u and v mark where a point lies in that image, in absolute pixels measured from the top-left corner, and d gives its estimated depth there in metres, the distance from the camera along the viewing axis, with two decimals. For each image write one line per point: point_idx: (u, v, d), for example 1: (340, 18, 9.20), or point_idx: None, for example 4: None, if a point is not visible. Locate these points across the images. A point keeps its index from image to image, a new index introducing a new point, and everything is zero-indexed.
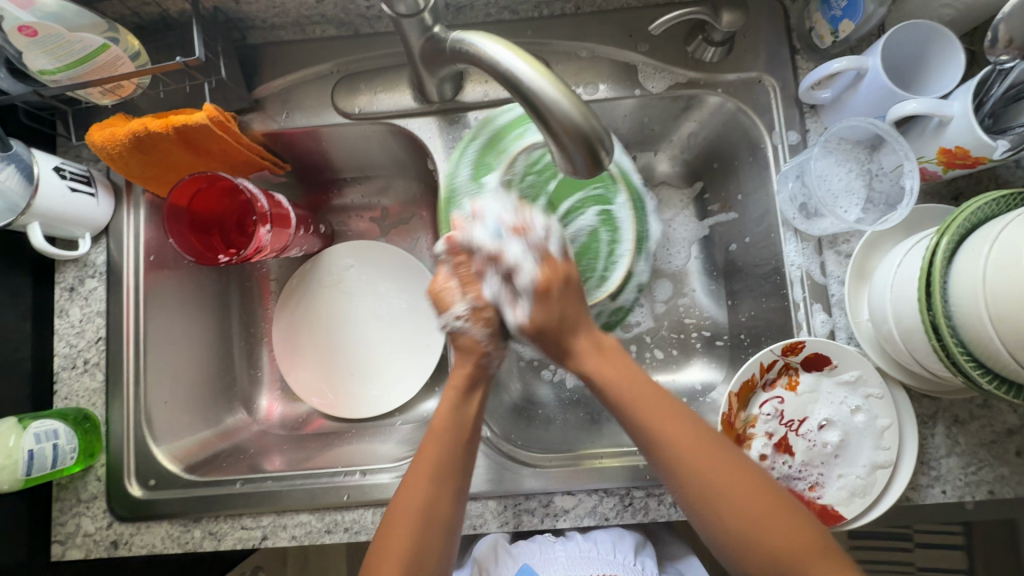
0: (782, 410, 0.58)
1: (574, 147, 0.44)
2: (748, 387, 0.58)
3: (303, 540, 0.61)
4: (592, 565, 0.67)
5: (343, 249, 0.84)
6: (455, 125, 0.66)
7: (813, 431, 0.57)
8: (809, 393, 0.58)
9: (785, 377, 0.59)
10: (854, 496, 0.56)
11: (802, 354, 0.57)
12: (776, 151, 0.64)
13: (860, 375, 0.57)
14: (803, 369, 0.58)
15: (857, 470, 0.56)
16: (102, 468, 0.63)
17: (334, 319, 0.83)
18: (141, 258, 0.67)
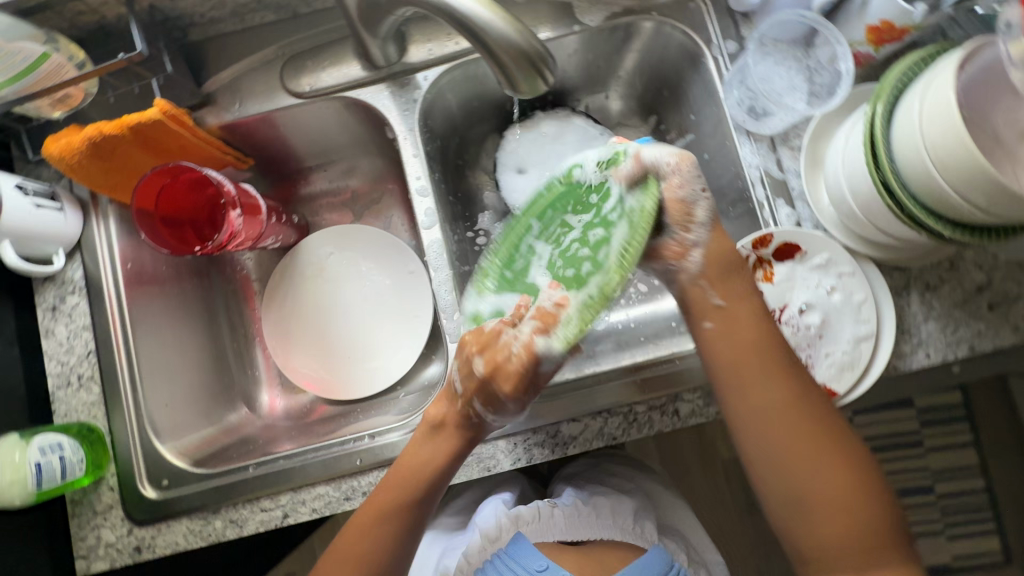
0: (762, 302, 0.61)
1: (515, 66, 0.47)
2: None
3: (324, 511, 0.62)
4: (588, 529, 0.71)
5: (323, 236, 0.85)
6: (406, 87, 0.67)
7: (795, 317, 0.60)
8: (786, 281, 0.61)
9: (760, 270, 0.61)
10: (843, 371, 0.58)
11: (770, 245, 0.60)
12: (717, 62, 0.66)
13: (830, 257, 0.60)
14: (776, 261, 0.61)
15: (844, 346, 0.58)
16: (113, 478, 0.63)
17: (323, 307, 0.83)
18: (119, 268, 0.67)
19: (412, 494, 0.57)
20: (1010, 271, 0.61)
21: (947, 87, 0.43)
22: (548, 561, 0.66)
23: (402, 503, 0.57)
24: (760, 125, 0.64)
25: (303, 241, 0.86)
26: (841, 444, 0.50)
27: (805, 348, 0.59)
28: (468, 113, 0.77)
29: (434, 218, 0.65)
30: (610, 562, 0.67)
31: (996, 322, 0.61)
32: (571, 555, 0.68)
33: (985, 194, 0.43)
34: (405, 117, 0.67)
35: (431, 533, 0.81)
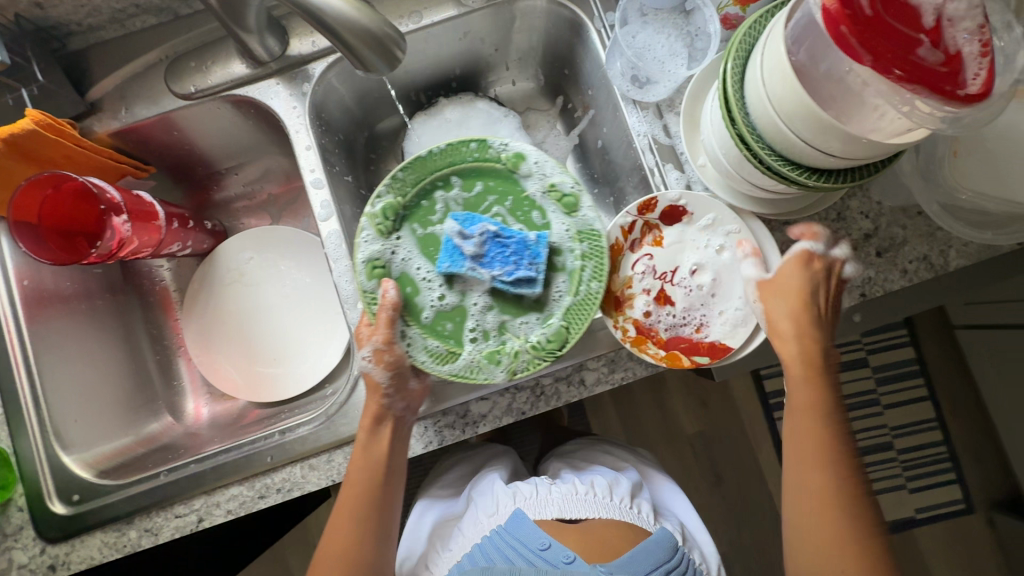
0: (654, 266, 0.62)
1: (366, 49, 0.47)
2: (615, 253, 0.62)
3: (238, 511, 0.62)
4: (590, 507, 0.70)
5: (240, 240, 0.84)
6: (294, 80, 0.68)
7: (686, 278, 0.61)
8: (676, 243, 0.62)
9: (651, 235, 0.62)
10: (736, 327, 0.60)
11: (656, 210, 0.61)
12: (599, 34, 0.67)
13: (715, 217, 0.61)
14: (664, 224, 0.62)
15: (735, 301, 0.60)
16: (22, 497, 0.63)
17: (243, 312, 0.83)
18: (14, 285, 0.66)
19: (378, 492, 0.59)
20: (895, 217, 0.62)
21: (780, 37, 0.44)
22: (551, 540, 0.65)
23: (369, 502, 0.59)
24: (644, 94, 0.65)
25: (220, 247, 0.84)
26: (846, 521, 0.53)
27: (699, 308, 0.61)
28: (370, 105, 0.77)
29: (331, 209, 0.65)
30: (613, 541, 0.66)
31: (885, 267, 0.62)
32: (570, 534, 0.67)
33: (825, 136, 0.43)
34: (294, 111, 0.67)
35: (431, 498, 0.81)
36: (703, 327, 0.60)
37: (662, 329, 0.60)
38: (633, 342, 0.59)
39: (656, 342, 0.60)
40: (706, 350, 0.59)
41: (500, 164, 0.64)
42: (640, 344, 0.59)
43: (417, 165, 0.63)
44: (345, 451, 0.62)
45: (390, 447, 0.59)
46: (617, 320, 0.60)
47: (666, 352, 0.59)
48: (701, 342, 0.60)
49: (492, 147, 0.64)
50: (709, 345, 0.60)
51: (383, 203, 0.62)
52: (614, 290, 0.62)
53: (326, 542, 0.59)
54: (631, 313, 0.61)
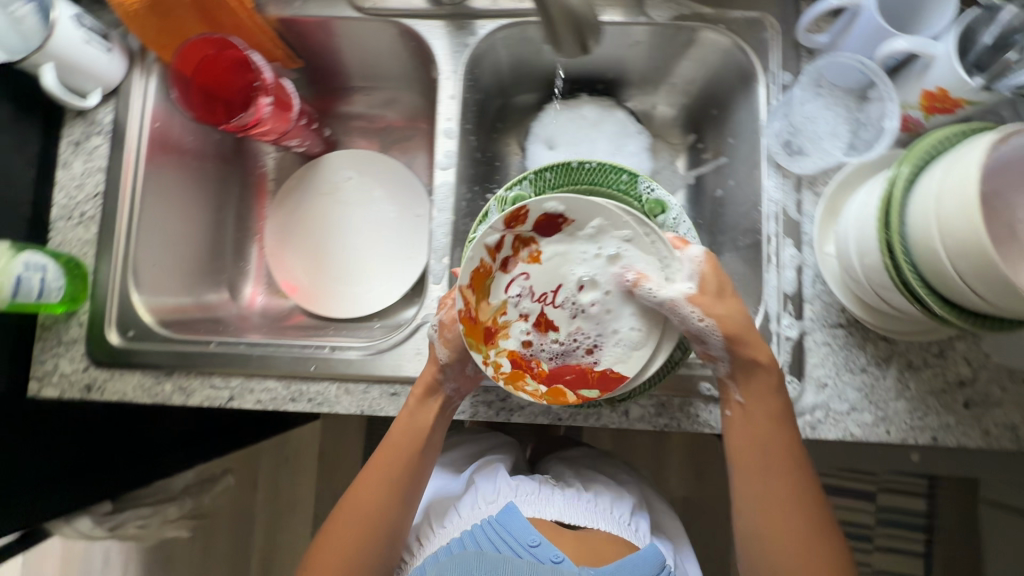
0: (530, 287, 0.55)
1: (565, 31, 0.47)
2: (482, 276, 0.54)
3: (267, 405, 0.64)
4: (589, 516, 0.73)
5: (340, 156, 0.87)
6: (462, 30, 0.69)
7: (571, 296, 0.54)
8: (555, 258, 0.55)
9: (528, 249, 0.55)
10: (629, 351, 0.54)
11: (526, 222, 0.53)
12: (767, 90, 0.65)
13: (604, 223, 0.54)
14: (539, 237, 0.55)
15: (633, 322, 0.54)
16: (85, 316, 0.66)
17: (325, 226, 0.85)
18: (146, 124, 0.69)
19: (417, 456, 0.62)
20: (997, 375, 0.59)
21: (972, 164, 0.42)
22: (541, 538, 0.66)
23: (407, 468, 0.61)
24: (790, 162, 0.63)
25: (321, 158, 0.87)
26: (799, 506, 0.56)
27: (590, 330, 0.54)
28: (516, 76, 0.78)
29: (452, 161, 0.67)
30: (606, 550, 0.69)
31: (967, 420, 0.59)
32: (567, 537, 0.69)
33: (983, 275, 0.41)
34: (450, 59, 0.69)
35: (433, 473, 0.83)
36: (595, 354, 0.54)
37: (544, 359, 0.55)
38: (506, 378, 0.54)
39: (535, 377, 0.54)
40: (596, 382, 0.54)
41: (638, 204, 0.61)
42: (514, 382, 0.54)
43: (563, 172, 0.60)
44: (382, 388, 0.64)
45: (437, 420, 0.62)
46: (488, 356, 0.54)
47: (548, 388, 0.54)
48: (590, 369, 0.54)
49: (639, 186, 0.61)
50: (601, 374, 0.54)
51: (515, 193, 0.60)
52: (482, 321, 0.54)
53: (355, 491, 0.62)
54: (506, 346, 0.55)
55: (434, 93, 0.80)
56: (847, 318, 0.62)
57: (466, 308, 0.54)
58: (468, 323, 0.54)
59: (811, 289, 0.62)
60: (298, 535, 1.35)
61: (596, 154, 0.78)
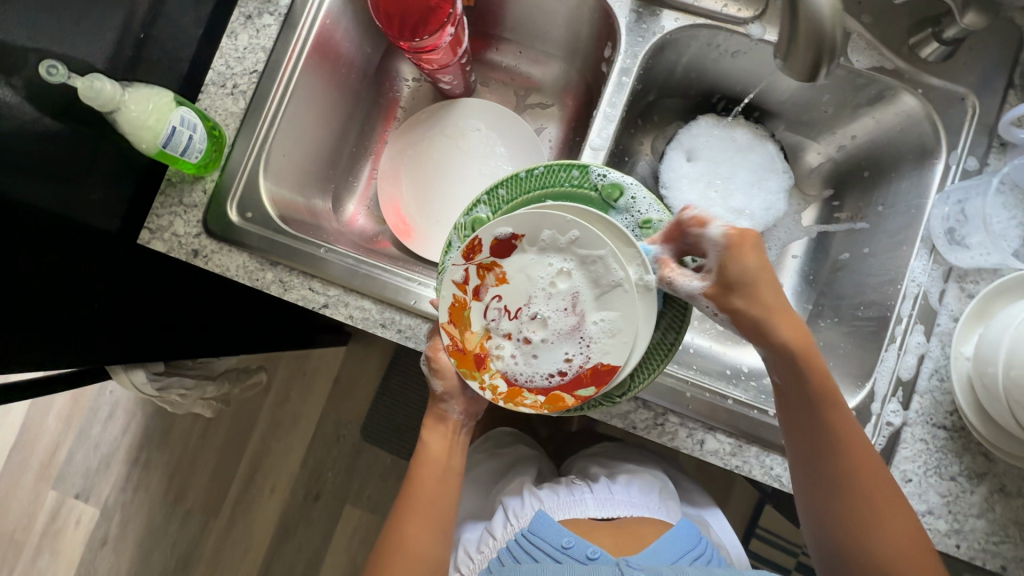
0: (505, 305, 0.60)
1: (803, 50, 0.44)
2: (458, 309, 0.61)
3: (357, 323, 0.64)
4: (619, 506, 0.73)
5: (465, 106, 0.86)
6: (649, 16, 0.66)
7: (543, 307, 0.60)
8: (516, 275, 0.60)
9: (492, 274, 0.60)
10: (612, 343, 0.58)
11: (482, 252, 0.59)
12: (948, 171, 0.63)
13: (552, 233, 0.58)
14: (498, 258, 0.60)
15: (607, 313, 0.58)
16: (210, 185, 0.67)
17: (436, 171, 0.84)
18: (318, 18, 0.69)
19: (445, 491, 0.67)
20: None
21: None
22: (574, 540, 0.65)
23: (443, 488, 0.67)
24: (949, 252, 0.60)
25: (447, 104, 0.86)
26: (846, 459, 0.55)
27: (571, 339, 0.59)
28: (681, 79, 0.76)
29: (604, 144, 0.65)
30: (644, 531, 0.69)
31: None
32: (603, 530, 0.69)
33: None
34: (630, 42, 0.66)
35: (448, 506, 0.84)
36: (582, 358, 0.59)
37: (536, 371, 0.60)
38: (506, 395, 0.61)
39: (532, 389, 0.60)
40: (592, 380, 0.58)
41: (595, 192, 0.62)
42: (513, 399, 0.60)
43: (515, 183, 0.64)
44: None
45: (450, 448, 0.69)
46: (482, 380, 0.61)
47: (547, 395, 0.60)
48: (584, 371, 0.58)
49: (591, 176, 0.62)
50: (593, 370, 0.58)
51: (472, 215, 0.64)
52: (471, 350, 0.62)
53: (400, 540, 0.64)
54: (497, 367, 0.61)
55: (593, 71, 0.78)
56: (953, 422, 0.59)
57: (454, 343, 0.61)
58: (460, 355, 0.62)
59: (927, 381, 0.60)
60: (300, 447, 1.39)
61: (734, 180, 0.76)
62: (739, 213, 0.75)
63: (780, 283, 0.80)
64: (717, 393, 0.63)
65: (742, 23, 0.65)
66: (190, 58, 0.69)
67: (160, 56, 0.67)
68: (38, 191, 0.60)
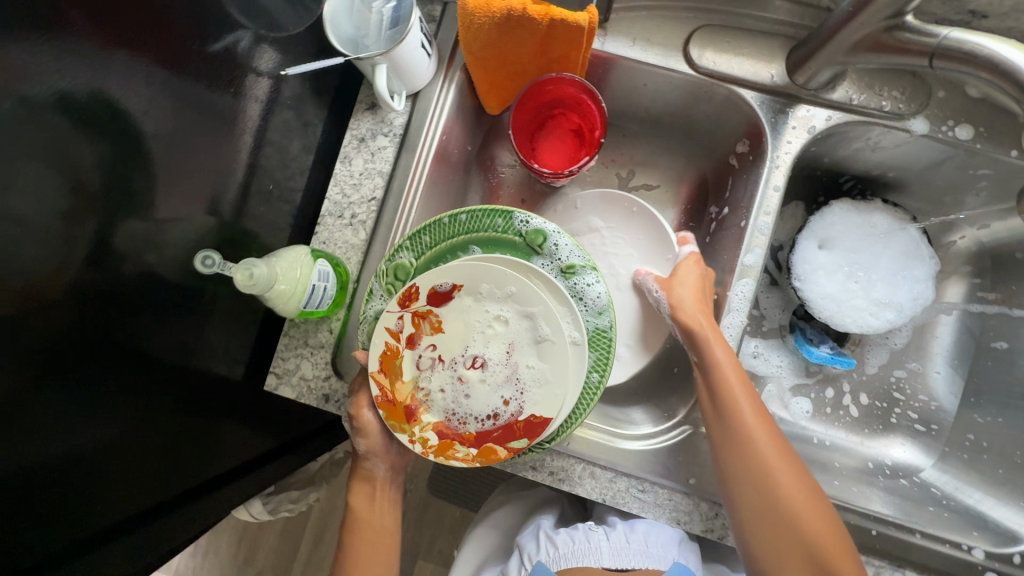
0: (438, 355, 0.56)
1: None
2: (390, 358, 0.55)
3: (505, 465, 0.61)
4: (630, 557, 0.66)
5: (584, 198, 0.74)
6: (801, 115, 0.61)
7: (472, 355, 0.55)
8: (449, 326, 0.56)
9: (427, 322, 0.56)
10: (543, 396, 0.53)
11: (419, 299, 0.55)
12: None
13: (489, 286, 0.55)
14: (430, 310, 0.55)
15: (539, 361, 0.54)
16: (337, 323, 0.63)
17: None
18: (436, 136, 0.64)
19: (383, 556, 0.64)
20: None
21: None
22: None
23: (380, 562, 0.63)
24: None
25: (564, 202, 0.75)
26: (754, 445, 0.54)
27: (507, 389, 0.54)
28: (817, 164, 0.70)
29: (758, 261, 0.61)
30: None
31: None
32: None
33: None
34: (779, 143, 0.61)
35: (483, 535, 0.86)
36: (514, 406, 0.54)
37: (466, 417, 0.55)
38: (436, 450, 0.55)
39: (463, 441, 0.55)
40: (524, 431, 0.53)
41: (519, 239, 0.59)
42: (444, 452, 0.54)
43: (437, 229, 0.59)
44: (629, 482, 0.59)
45: (377, 507, 0.65)
46: (412, 434, 0.55)
47: (478, 449, 0.54)
48: (517, 419, 0.54)
49: (515, 221, 0.58)
50: (526, 422, 0.54)
51: (395, 262, 0.58)
52: (401, 402, 0.56)
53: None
54: (429, 419, 0.56)
55: (717, 161, 0.73)
56: None
57: (381, 394, 0.55)
58: (388, 407, 0.56)
59: None
60: None
61: (876, 269, 0.71)
62: (884, 305, 0.70)
63: (925, 368, 0.75)
64: (902, 526, 0.58)
65: (903, 119, 0.60)
66: (300, 185, 0.66)
67: (272, 187, 0.63)
68: (166, 347, 0.55)
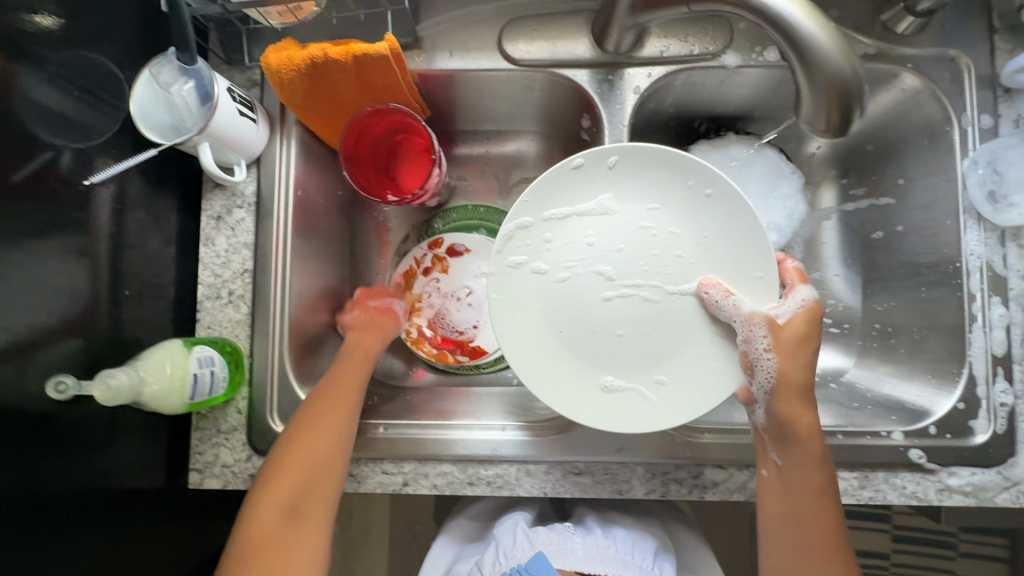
0: (438, 287, 0.80)
1: (829, 100, 0.41)
2: (411, 275, 0.81)
3: (444, 489, 0.61)
4: (610, 563, 0.67)
5: (623, 154, 0.56)
6: (625, 79, 0.63)
7: (458, 292, 0.80)
8: (454, 271, 0.80)
9: (440, 264, 0.81)
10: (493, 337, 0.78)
11: (442, 246, 0.81)
12: (965, 135, 0.61)
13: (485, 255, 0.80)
14: (447, 258, 0.81)
15: None
16: (243, 401, 0.63)
17: (504, 277, 0.57)
18: (291, 192, 0.65)
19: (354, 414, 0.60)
20: None
21: None
22: None
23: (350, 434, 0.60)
24: (996, 214, 0.59)
25: (594, 154, 0.55)
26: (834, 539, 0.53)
27: (473, 321, 0.79)
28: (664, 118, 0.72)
29: None
30: None
31: None
32: None
33: None
34: (614, 110, 0.63)
35: (444, 540, 0.80)
36: (474, 331, 0.79)
37: (444, 321, 0.79)
38: (412, 341, 0.79)
39: (432, 344, 0.79)
40: (470, 350, 0.78)
41: None
42: (417, 343, 0.78)
43: (465, 211, 0.83)
44: (565, 469, 0.60)
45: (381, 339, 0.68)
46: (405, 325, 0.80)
47: (439, 350, 0.78)
48: (469, 339, 0.79)
49: None
50: (473, 346, 0.79)
51: (431, 221, 0.83)
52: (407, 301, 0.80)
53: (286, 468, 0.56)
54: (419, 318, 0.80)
55: (574, 139, 0.74)
56: None
57: (395, 292, 0.81)
58: None
59: (1020, 349, 0.59)
60: None
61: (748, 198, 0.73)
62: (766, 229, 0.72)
63: (826, 275, 0.76)
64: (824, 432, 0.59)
65: (714, 57, 0.63)
66: (171, 279, 0.65)
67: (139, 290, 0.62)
68: (76, 477, 0.52)
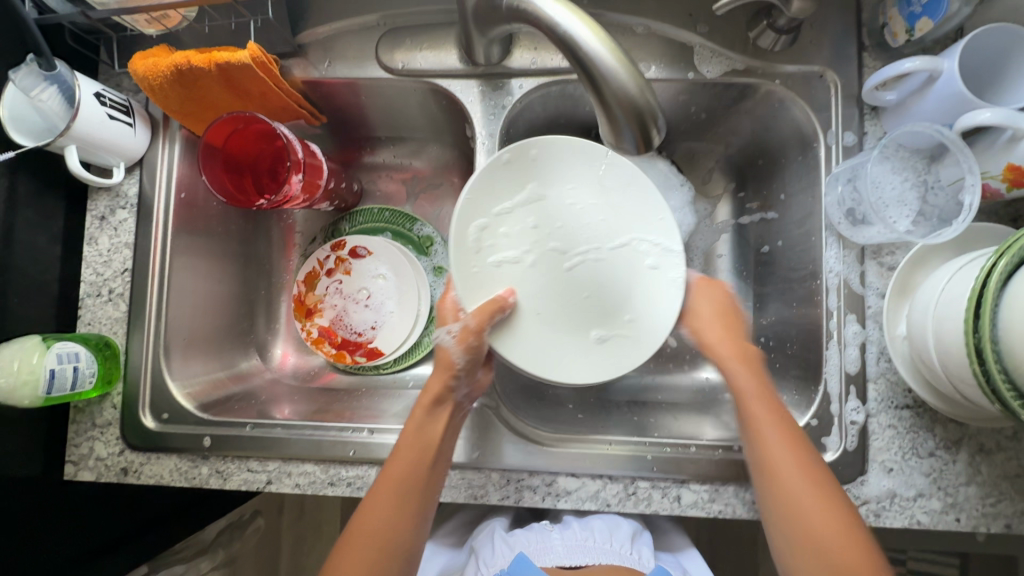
0: (339, 289, 0.80)
1: (625, 121, 0.42)
2: (313, 277, 0.81)
3: (306, 489, 0.62)
4: (589, 552, 0.64)
5: (542, 144, 0.57)
6: (498, 90, 0.64)
7: (358, 294, 0.80)
8: (356, 273, 0.80)
9: (342, 266, 0.81)
10: (390, 340, 0.78)
11: (345, 248, 0.81)
12: (829, 152, 0.61)
13: (386, 258, 0.80)
14: (350, 259, 0.81)
15: (395, 312, 0.79)
16: (118, 397, 0.65)
17: (473, 274, 0.54)
18: (172, 194, 0.67)
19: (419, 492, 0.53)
20: None
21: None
22: None
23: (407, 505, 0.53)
24: (854, 233, 0.59)
25: (517, 147, 0.56)
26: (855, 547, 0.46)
27: (372, 323, 0.79)
28: (554, 128, 0.73)
29: None
30: None
31: None
32: None
33: None
34: (487, 120, 0.64)
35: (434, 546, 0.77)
36: (373, 333, 0.79)
37: (344, 323, 0.79)
38: (313, 341, 0.79)
39: (331, 345, 0.79)
40: (367, 351, 0.78)
41: (416, 240, 0.83)
42: (316, 343, 0.79)
43: (370, 213, 0.84)
44: None
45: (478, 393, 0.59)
46: (306, 326, 0.80)
47: (337, 350, 0.79)
48: (366, 341, 0.79)
49: (417, 227, 0.82)
50: (370, 348, 0.79)
51: (336, 224, 0.84)
52: (309, 302, 0.80)
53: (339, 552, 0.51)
54: (318, 320, 0.80)
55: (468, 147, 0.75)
56: (914, 398, 0.58)
57: (299, 293, 0.81)
58: (298, 303, 0.80)
59: (875, 367, 0.59)
60: None
61: None
62: None
63: None
64: (677, 444, 0.61)
65: None
66: None
67: None
68: None
